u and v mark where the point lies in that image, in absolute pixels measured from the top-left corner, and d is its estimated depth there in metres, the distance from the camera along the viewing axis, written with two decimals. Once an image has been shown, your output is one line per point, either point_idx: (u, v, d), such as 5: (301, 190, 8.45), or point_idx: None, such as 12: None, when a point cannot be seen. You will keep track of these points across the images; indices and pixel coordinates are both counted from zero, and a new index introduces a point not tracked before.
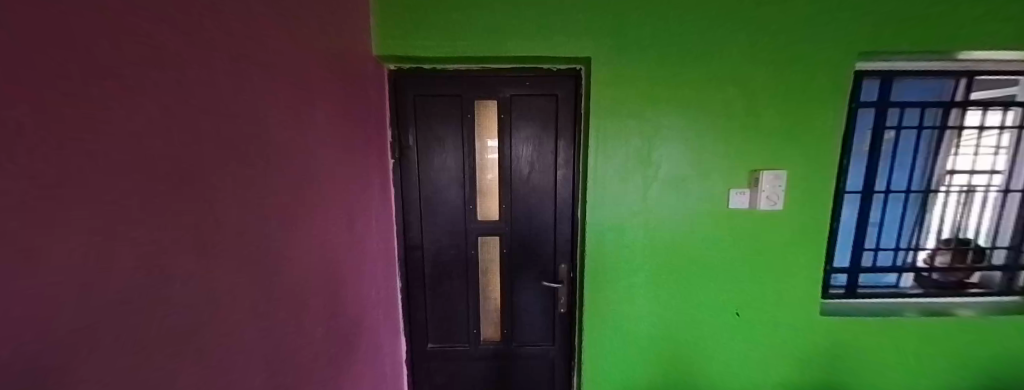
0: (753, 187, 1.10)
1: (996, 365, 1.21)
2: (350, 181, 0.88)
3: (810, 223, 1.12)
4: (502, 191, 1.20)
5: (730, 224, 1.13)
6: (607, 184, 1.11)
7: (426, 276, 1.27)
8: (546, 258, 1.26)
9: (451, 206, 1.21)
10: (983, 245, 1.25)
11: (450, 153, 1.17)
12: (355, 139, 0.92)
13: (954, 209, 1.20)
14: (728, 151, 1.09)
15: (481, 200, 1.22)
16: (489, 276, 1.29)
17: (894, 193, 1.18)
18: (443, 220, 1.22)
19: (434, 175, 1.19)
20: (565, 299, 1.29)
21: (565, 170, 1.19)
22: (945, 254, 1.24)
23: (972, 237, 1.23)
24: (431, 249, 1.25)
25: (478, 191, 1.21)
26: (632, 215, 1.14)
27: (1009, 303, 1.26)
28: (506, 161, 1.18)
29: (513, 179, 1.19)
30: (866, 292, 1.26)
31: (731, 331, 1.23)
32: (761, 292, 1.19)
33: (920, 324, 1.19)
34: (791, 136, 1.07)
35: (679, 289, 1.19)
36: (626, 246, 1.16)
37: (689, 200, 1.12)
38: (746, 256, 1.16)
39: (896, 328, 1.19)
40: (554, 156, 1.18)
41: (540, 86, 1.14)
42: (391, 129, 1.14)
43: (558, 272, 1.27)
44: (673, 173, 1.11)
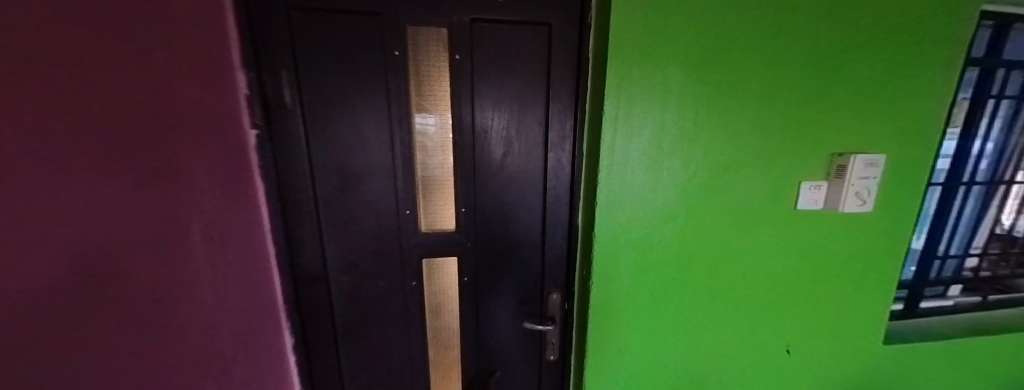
0: (834, 179, 0.74)
1: None
2: (111, 179, 0.39)
3: (899, 229, 0.80)
4: (459, 186, 0.74)
5: (796, 233, 0.78)
6: (629, 173, 0.70)
7: (338, 321, 0.79)
8: (529, 285, 0.83)
9: (369, 212, 0.72)
10: None
11: (364, 120, 0.67)
12: (128, 88, 0.42)
13: None
14: (807, 126, 0.71)
15: (426, 201, 0.75)
16: (441, 314, 0.84)
17: (977, 184, 0.90)
18: (357, 236, 0.73)
19: (337, 159, 0.68)
20: (557, 341, 0.87)
21: (561, 152, 0.74)
22: (1011, 259, 1.02)
23: None
24: (341, 282, 0.76)
25: (418, 186, 0.74)
26: (661, 223, 0.75)
27: None
28: (466, 138, 0.71)
29: (478, 167, 0.73)
30: (926, 308, 1.00)
31: (777, 373, 0.90)
32: (823, 324, 0.87)
33: (1009, 353, 0.93)
34: (898, 103, 0.71)
35: (716, 322, 0.84)
36: (649, 266, 0.78)
37: (744, 199, 0.75)
38: (808, 277, 0.82)
39: (975, 359, 0.92)
40: (543, 129, 0.73)
41: (523, 8, 0.67)
42: (246, 72, 0.61)
43: (547, 305, 0.84)
44: (726, 159, 0.72)
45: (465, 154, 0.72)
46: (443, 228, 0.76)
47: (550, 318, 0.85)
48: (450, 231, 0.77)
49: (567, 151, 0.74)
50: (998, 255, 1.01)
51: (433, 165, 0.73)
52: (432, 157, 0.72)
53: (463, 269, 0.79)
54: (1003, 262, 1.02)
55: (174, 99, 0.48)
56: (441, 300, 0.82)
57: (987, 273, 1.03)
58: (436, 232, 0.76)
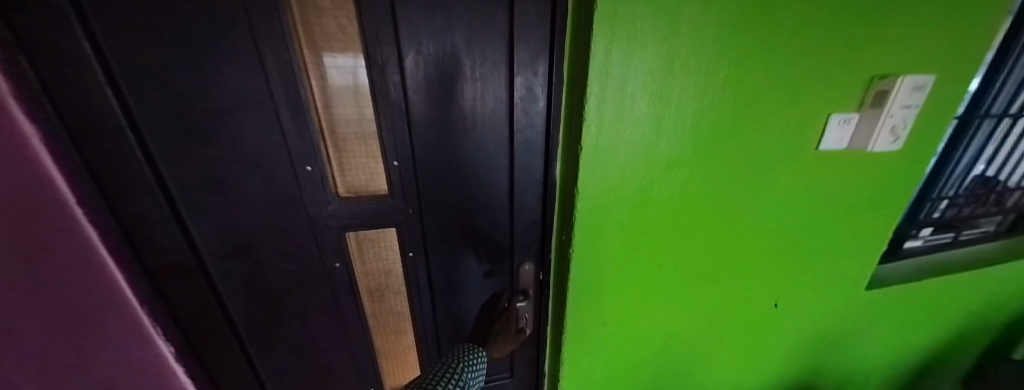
0: (868, 110, 0.59)
1: (970, 306, 1.16)
2: None
3: (907, 170, 0.71)
4: (388, 129, 0.49)
5: (810, 177, 0.66)
6: (625, 107, 0.51)
7: (227, 318, 0.57)
8: (493, 254, 0.66)
9: (250, 168, 0.47)
10: (1009, 187, 1.06)
11: (185, 2, 0.36)
12: None
13: (1006, 141, 0.95)
14: (863, 34, 0.53)
15: (336, 152, 0.49)
16: (385, 295, 0.65)
17: (990, 117, 0.84)
18: (236, 205, 0.49)
19: (159, 80, 0.39)
20: (531, 316, 0.70)
21: (535, 75, 0.51)
22: (974, 199, 1.03)
23: (1002, 177, 1.03)
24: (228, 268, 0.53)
25: (325, 129, 0.48)
26: (663, 171, 0.58)
27: (1005, 245, 1.12)
28: (390, 50, 0.44)
29: (412, 99, 0.48)
30: (905, 251, 1.02)
31: (753, 320, 0.89)
32: (807, 272, 0.82)
33: (934, 288, 1.01)
34: (977, 3, 0.54)
35: (705, 279, 0.76)
36: (641, 226, 0.63)
37: (764, 137, 0.59)
38: (807, 226, 0.74)
39: (913, 293, 0.99)
40: (509, 38, 0.48)
41: None
42: None
43: (518, 277, 0.68)
44: (753, 83, 0.54)
45: (390, 76, 0.45)
46: (371, 189, 0.53)
47: (522, 292, 0.68)
48: (383, 194, 0.54)
49: (544, 74, 0.51)
50: (966, 195, 1.01)
51: (344, 93, 0.46)
52: (338, 81, 0.45)
53: (405, 243, 0.58)
54: (967, 202, 1.03)
55: None
56: (379, 278, 0.62)
57: (951, 214, 1.03)
58: (361, 196, 0.53)
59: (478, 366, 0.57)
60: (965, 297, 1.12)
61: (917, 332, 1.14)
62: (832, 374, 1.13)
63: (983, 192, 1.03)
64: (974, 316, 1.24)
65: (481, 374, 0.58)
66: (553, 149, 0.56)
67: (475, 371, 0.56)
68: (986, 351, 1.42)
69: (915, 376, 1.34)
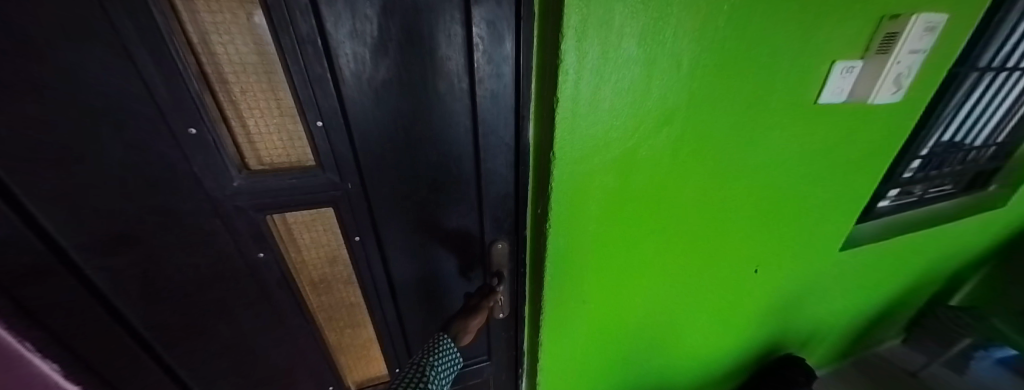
0: (873, 57, 0.53)
1: (925, 260, 1.23)
2: None
3: (895, 124, 0.68)
4: (301, 79, 0.36)
5: (804, 136, 0.61)
6: (609, 49, 0.41)
7: (127, 334, 0.42)
8: (461, 235, 0.56)
9: (89, 132, 0.31)
10: (970, 144, 1.09)
11: None
12: None
13: (970, 99, 0.96)
14: None
15: (237, 111, 0.37)
16: (330, 286, 0.54)
17: (968, 67, 0.83)
18: (87, 184, 0.33)
19: None
20: (507, 296, 0.63)
21: (500, 5, 0.38)
22: (939, 158, 1.05)
23: (963, 135, 1.05)
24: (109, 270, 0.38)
25: (213, 78, 0.35)
26: (652, 129, 0.50)
27: (960, 203, 1.18)
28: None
29: (328, 36, 0.34)
30: (879, 211, 1.03)
31: (735, 287, 0.87)
32: (787, 236, 0.80)
33: (895, 243, 1.05)
34: None
35: (689, 248, 0.72)
36: (626, 193, 0.56)
37: (762, 86, 0.52)
38: (795, 188, 0.70)
39: (878, 249, 1.02)
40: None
41: None
42: None
43: (490, 257, 0.59)
44: (756, 21, 0.45)
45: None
46: (292, 160, 0.42)
47: (496, 274, 0.59)
48: (309, 166, 0.42)
49: (508, 3, 0.38)
50: (934, 155, 1.03)
51: (234, 25, 0.33)
52: (219, 5, 0.31)
53: (349, 227, 0.48)
54: (933, 161, 1.05)
55: None
56: (320, 266, 0.52)
57: (919, 174, 1.05)
58: (281, 169, 0.41)
59: (450, 350, 0.46)
60: (921, 251, 1.18)
61: (879, 286, 1.20)
62: (799, 330, 1.18)
63: (948, 151, 1.05)
64: (925, 270, 1.31)
65: (456, 364, 0.47)
66: (524, 105, 0.46)
67: (448, 354, 0.46)
68: (926, 300, 1.54)
69: (868, 326, 1.44)
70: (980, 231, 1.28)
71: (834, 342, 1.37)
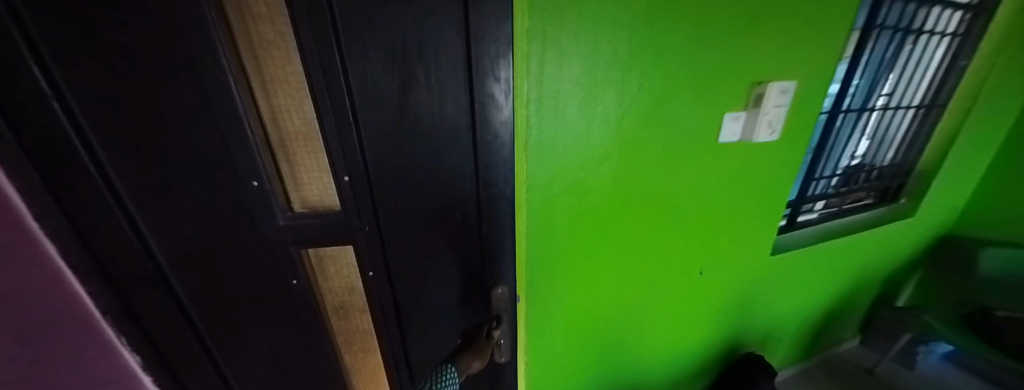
0: (751, 109, 0.74)
1: (865, 270, 1.38)
2: None
3: (790, 155, 0.88)
4: (333, 140, 0.48)
5: (718, 166, 0.80)
6: (562, 110, 0.58)
7: (191, 342, 0.53)
8: (462, 280, 0.62)
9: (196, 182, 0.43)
10: (880, 163, 1.30)
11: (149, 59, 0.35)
12: None
13: (868, 128, 1.21)
14: (737, 52, 0.67)
15: (289, 168, 0.50)
16: (347, 312, 0.64)
17: (841, 110, 1.09)
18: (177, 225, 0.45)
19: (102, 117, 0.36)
20: (507, 340, 0.65)
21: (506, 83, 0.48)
22: (857, 177, 1.30)
23: (871, 160, 1.29)
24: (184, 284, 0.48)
25: (273, 140, 0.47)
26: (597, 163, 0.67)
27: (887, 210, 1.31)
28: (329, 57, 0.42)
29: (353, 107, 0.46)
30: (804, 223, 1.22)
31: (687, 290, 1.02)
32: (723, 244, 0.98)
33: (830, 248, 1.20)
34: (815, 24, 0.70)
35: (643, 257, 0.87)
36: (584, 214, 0.71)
37: (674, 131, 0.71)
38: (719, 205, 0.88)
39: (812, 255, 1.18)
40: (466, 37, 0.44)
41: None
42: None
43: (491, 300, 0.64)
44: (662, 89, 0.65)
45: (338, 90, 0.44)
46: (324, 204, 0.53)
47: (496, 316, 0.64)
48: (337, 209, 0.53)
49: (507, 79, 0.48)
50: (849, 174, 1.27)
51: (291, 103, 0.46)
52: (285, 95, 0.45)
53: (364, 261, 0.57)
54: (854, 178, 1.29)
55: None
56: (341, 297, 0.62)
57: (840, 190, 1.27)
58: (317, 211, 0.52)
59: (449, 377, 0.51)
60: (860, 260, 1.33)
61: (824, 291, 1.35)
62: (754, 330, 1.32)
63: (862, 171, 1.29)
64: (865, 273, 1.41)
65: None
66: (515, 157, 0.55)
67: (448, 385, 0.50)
68: (873, 300, 1.56)
69: (822, 328, 1.52)
70: (911, 239, 1.38)
71: (791, 343, 1.50)
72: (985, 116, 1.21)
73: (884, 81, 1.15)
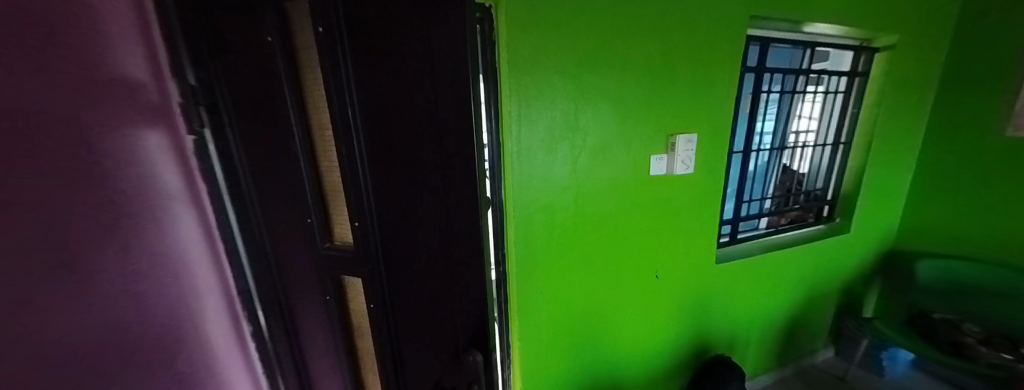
0: (670, 152, 1.10)
1: (816, 279, 1.59)
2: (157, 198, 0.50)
3: (711, 183, 1.20)
4: (370, 198, 0.38)
5: (654, 191, 1.13)
6: (533, 157, 0.94)
7: None
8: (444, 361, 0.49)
9: (247, 219, 0.43)
10: (820, 189, 1.59)
11: None
12: None
13: (792, 160, 1.50)
14: (649, 118, 1.04)
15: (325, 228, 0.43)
16: (360, 334, 0.51)
17: (754, 151, 1.36)
18: None
19: None
20: None
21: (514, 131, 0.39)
22: (795, 200, 1.56)
23: (806, 184, 1.57)
24: (155, 186, 0.41)
25: (328, 197, 0.42)
26: (560, 191, 1.00)
27: (820, 229, 1.58)
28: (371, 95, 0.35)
29: (391, 149, 0.37)
30: (751, 236, 1.49)
31: (648, 291, 1.28)
32: (673, 253, 1.26)
33: (774, 258, 1.46)
34: (700, 99, 1.09)
35: (606, 260, 1.16)
36: (555, 226, 1.03)
37: (614, 167, 1.05)
38: (661, 221, 1.19)
39: (757, 264, 1.44)
40: None
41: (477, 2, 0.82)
42: None
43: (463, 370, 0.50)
44: (601, 143, 1.01)
45: None
46: None
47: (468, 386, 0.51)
48: None
49: None
50: (785, 198, 1.54)
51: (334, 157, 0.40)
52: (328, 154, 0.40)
53: None
54: (791, 201, 1.56)
55: None
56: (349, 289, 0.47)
57: (780, 209, 1.54)
58: None
59: None
60: (807, 271, 1.56)
61: (781, 299, 1.56)
62: (721, 335, 1.50)
63: (802, 195, 1.57)
64: (813, 283, 1.60)
65: None
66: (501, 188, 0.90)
67: None
68: (835, 310, 1.74)
69: (788, 338, 1.67)
70: (852, 253, 1.63)
71: (767, 351, 1.64)
72: (887, 147, 1.49)
73: (793, 127, 1.44)
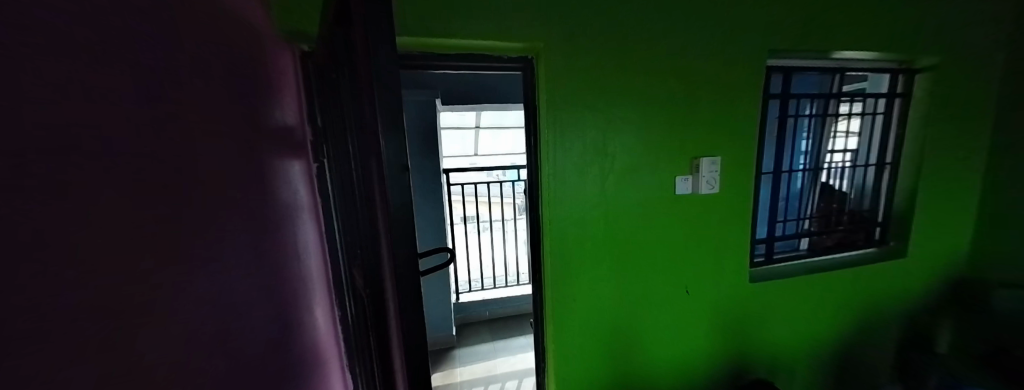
0: (695, 174, 1.20)
1: (868, 304, 1.51)
2: (285, 200, 0.82)
3: (737, 202, 1.27)
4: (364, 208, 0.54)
5: (680, 210, 1.22)
6: (567, 177, 1.10)
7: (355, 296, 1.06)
8: None
9: (363, 223, 0.63)
10: (867, 209, 1.55)
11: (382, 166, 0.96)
12: (293, 163, 0.87)
13: (833, 180, 1.49)
14: (672, 144, 1.16)
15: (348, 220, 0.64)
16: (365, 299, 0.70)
17: (786, 172, 1.39)
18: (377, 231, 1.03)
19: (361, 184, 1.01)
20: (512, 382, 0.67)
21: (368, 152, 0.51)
22: (839, 220, 1.53)
23: (849, 205, 1.54)
24: (292, 196, 0.86)
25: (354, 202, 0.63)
26: (591, 208, 1.14)
27: (871, 253, 1.53)
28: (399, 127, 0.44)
29: None
30: (789, 256, 1.48)
31: (680, 306, 1.33)
32: (704, 269, 1.31)
33: (817, 280, 1.43)
34: (722, 126, 1.19)
35: (635, 274, 1.25)
36: (586, 239, 1.16)
37: (640, 188, 1.17)
38: (689, 237, 1.26)
39: (797, 285, 1.42)
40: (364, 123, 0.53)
41: (518, 55, 1.05)
42: (311, 137, 0.95)
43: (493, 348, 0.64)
44: (629, 166, 1.15)
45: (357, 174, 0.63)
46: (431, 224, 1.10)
47: None
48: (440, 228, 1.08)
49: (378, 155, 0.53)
50: (826, 220, 1.52)
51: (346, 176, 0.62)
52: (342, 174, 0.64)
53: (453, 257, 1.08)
54: (834, 222, 1.53)
55: (284, 160, 0.83)
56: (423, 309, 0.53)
57: (820, 230, 1.52)
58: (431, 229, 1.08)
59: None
60: (855, 296, 1.50)
61: (828, 325, 1.50)
62: (762, 358, 1.47)
63: (847, 216, 1.54)
64: (867, 309, 1.52)
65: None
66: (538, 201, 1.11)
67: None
68: (896, 340, 1.61)
69: (841, 367, 1.58)
70: (911, 278, 1.54)
71: (815, 380, 1.56)
72: (939, 167, 1.43)
73: (831, 147, 1.45)
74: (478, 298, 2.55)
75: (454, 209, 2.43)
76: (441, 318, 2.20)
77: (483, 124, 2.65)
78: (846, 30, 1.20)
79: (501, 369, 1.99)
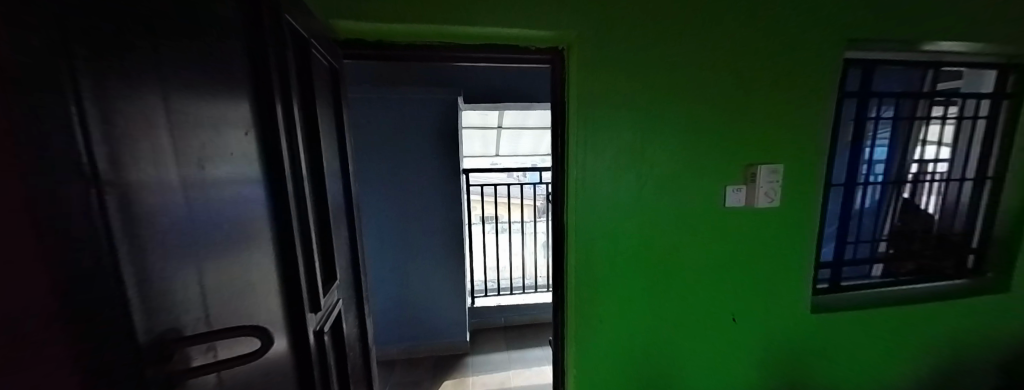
0: (750, 184, 1.03)
1: (957, 345, 1.26)
2: None
3: (798, 219, 1.08)
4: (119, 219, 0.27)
5: (728, 225, 1.06)
6: (596, 183, 0.97)
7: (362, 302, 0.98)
8: None
9: None
10: (960, 231, 1.31)
11: None
12: None
13: (920, 195, 1.26)
14: (722, 149, 1.00)
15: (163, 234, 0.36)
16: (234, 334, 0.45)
17: (860, 185, 1.18)
18: None
19: None
20: None
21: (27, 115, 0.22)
22: (921, 244, 1.30)
23: (935, 226, 1.29)
24: None
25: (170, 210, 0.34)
26: (622, 218, 1.01)
27: (963, 285, 1.28)
28: None
29: None
30: (859, 285, 1.27)
31: (723, 334, 1.15)
32: (754, 294, 1.13)
33: (896, 314, 1.21)
34: (784, 129, 1.01)
35: (671, 295, 1.09)
36: (616, 253, 1.03)
37: (681, 198, 1.02)
38: (737, 257, 1.09)
39: (869, 319, 1.20)
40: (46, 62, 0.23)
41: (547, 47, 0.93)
42: None
43: None
44: (668, 172, 1.00)
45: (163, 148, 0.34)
46: None
47: None
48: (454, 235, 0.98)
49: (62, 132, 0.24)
50: (904, 242, 1.29)
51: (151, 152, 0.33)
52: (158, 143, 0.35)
53: None
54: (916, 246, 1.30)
55: None
56: None
57: (896, 253, 1.29)
58: None
59: None
60: (942, 334, 1.25)
61: (906, 367, 1.26)
62: None
63: (932, 238, 1.31)
64: (954, 350, 1.27)
65: None
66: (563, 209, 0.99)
67: None
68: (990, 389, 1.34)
69: None
70: (1014, 315, 1.27)
71: None
72: None
73: (916, 157, 1.22)
74: (493, 304, 2.45)
75: (474, 209, 2.34)
76: (454, 323, 2.12)
77: (505, 125, 2.52)
78: (946, 16, 1.00)
79: (515, 382, 1.87)
